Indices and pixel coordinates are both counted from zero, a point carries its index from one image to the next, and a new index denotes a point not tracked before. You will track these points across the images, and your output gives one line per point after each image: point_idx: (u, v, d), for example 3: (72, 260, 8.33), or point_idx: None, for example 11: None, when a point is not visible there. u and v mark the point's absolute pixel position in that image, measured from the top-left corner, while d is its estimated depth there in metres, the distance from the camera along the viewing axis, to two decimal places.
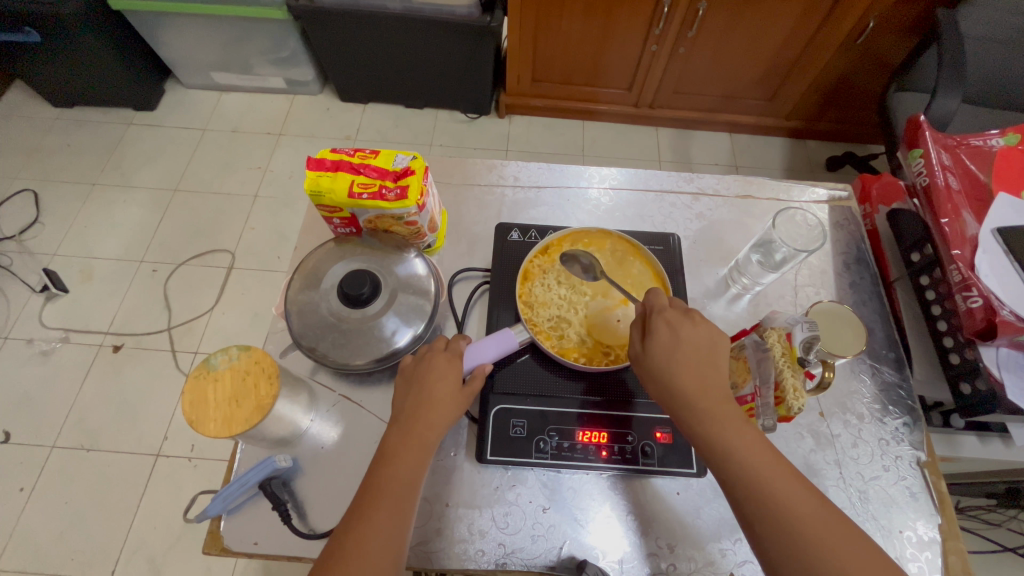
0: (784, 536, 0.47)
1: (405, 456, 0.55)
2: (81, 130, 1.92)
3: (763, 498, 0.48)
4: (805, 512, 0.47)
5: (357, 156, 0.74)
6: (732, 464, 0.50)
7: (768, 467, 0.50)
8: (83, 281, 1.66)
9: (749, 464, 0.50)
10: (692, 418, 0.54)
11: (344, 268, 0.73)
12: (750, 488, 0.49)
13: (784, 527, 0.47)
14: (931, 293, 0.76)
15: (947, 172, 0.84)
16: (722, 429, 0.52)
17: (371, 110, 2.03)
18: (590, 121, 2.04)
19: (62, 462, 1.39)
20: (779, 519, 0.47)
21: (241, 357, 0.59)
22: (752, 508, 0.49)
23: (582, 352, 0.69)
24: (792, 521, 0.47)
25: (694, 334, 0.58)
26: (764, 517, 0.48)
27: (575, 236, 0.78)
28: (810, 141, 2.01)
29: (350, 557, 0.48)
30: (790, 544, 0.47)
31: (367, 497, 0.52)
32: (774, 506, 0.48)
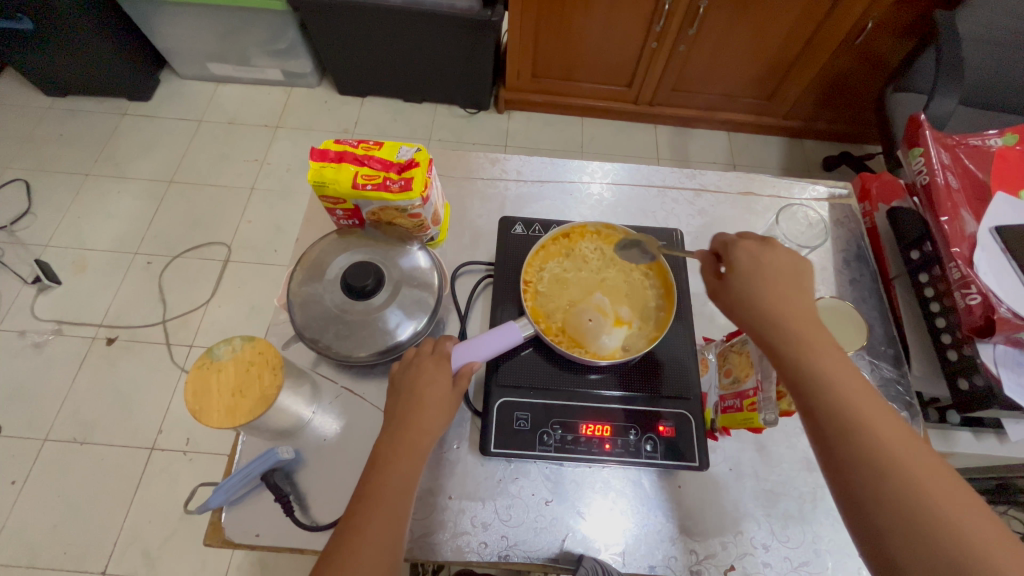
0: (875, 470, 0.43)
1: (409, 445, 0.54)
2: (74, 120, 1.89)
3: (860, 428, 0.45)
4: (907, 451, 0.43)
5: (361, 147, 0.74)
6: (826, 391, 0.47)
7: (868, 400, 0.47)
8: (76, 273, 1.64)
9: (847, 392, 0.47)
10: (785, 342, 0.51)
11: (347, 260, 0.73)
12: (848, 417, 0.46)
13: (877, 460, 0.43)
14: (931, 291, 0.77)
15: (946, 171, 0.84)
16: (818, 354, 0.50)
17: (369, 103, 2.02)
18: (589, 118, 2.04)
19: (56, 455, 1.38)
20: (872, 450, 0.44)
21: (245, 348, 0.59)
22: (842, 435, 0.45)
23: (548, 326, 0.70)
24: (887, 455, 0.43)
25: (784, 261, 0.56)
26: (854, 447, 0.45)
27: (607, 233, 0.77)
28: (807, 141, 2.02)
29: (355, 544, 0.48)
30: (880, 477, 0.43)
31: (370, 485, 0.52)
32: (869, 438, 0.45)
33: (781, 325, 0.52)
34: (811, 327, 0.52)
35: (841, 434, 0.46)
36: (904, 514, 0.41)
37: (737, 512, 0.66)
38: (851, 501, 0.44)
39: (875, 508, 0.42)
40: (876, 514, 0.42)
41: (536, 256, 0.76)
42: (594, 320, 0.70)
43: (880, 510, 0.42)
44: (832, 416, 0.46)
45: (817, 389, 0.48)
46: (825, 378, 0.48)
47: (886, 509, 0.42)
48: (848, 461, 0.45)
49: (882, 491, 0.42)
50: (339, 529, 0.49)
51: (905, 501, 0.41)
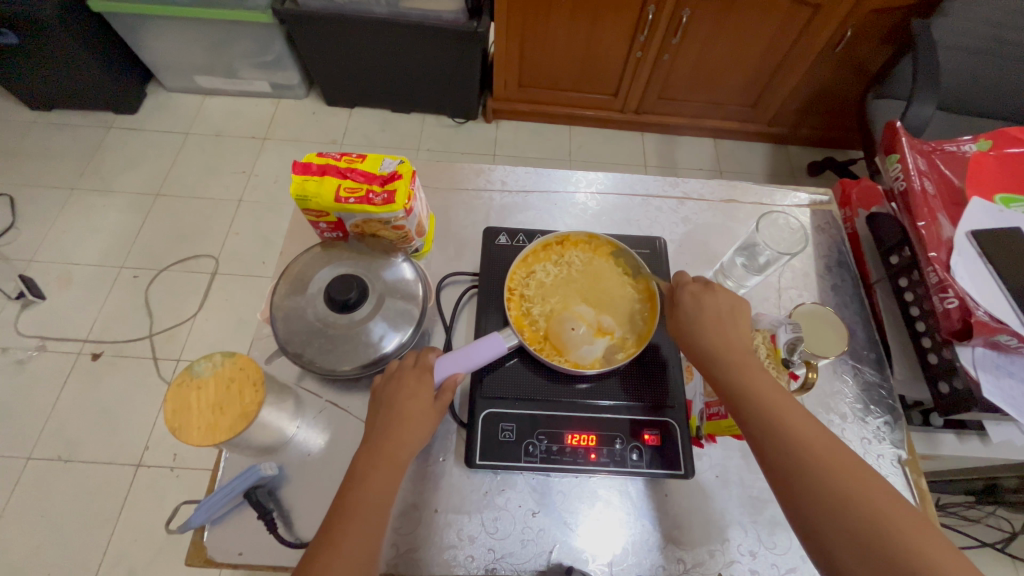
0: (829, 502, 0.48)
1: (391, 459, 0.54)
2: (59, 134, 1.88)
3: (809, 461, 0.50)
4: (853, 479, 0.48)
5: (344, 160, 0.74)
6: (775, 428, 0.52)
7: (812, 435, 0.52)
8: (61, 288, 1.62)
9: (794, 430, 0.52)
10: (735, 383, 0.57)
11: (330, 273, 0.73)
12: (795, 453, 0.51)
13: (829, 492, 0.48)
14: (910, 295, 0.79)
15: (923, 177, 0.86)
16: (765, 395, 0.55)
17: (358, 114, 2.03)
18: (576, 126, 2.06)
19: (39, 474, 1.36)
20: (824, 482, 0.49)
21: (225, 363, 0.58)
22: (797, 471, 0.50)
23: (529, 331, 0.71)
24: (837, 486, 0.48)
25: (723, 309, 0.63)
26: (808, 481, 0.49)
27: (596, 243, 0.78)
28: (792, 147, 2.05)
29: (332, 560, 0.48)
30: (833, 507, 0.47)
31: (351, 501, 0.51)
32: (817, 470, 0.49)
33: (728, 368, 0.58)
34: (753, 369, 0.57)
35: (795, 469, 0.50)
36: (860, 541, 0.45)
37: (723, 520, 0.66)
38: (812, 535, 0.48)
39: (836, 537, 0.46)
40: (836, 543, 0.46)
41: (523, 262, 0.76)
42: (577, 328, 0.70)
43: (840, 540, 0.46)
44: (786, 453, 0.51)
45: (767, 429, 0.53)
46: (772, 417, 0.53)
47: (844, 537, 0.46)
48: (805, 495, 0.49)
49: (838, 522, 0.47)
50: (316, 544, 0.49)
51: (857, 527, 0.46)
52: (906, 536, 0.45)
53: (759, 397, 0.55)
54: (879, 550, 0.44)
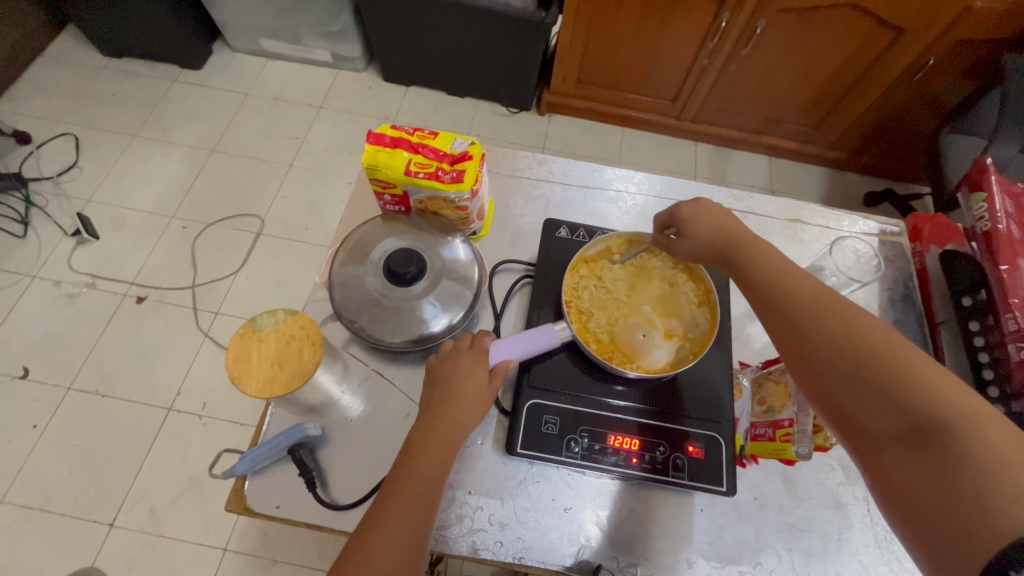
0: (827, 353, 0.50)
1: (439, 437, 0.54)
2: (126, 81, 1.94)
3: (806, 320, 0.53)
4: (848, 330, 0.50)
5: (416, 135, 0.74)
6: (777, 299, 0.56)
7: (810, 298, 0.54)
8: (114, 230, 1.68)
9: (791, 296, 0.55)
10: (739, 269, 0.62)
11: (392, 244, 0.73)
12: (795, 317, 0.54)
13: (826, 342, 0.51)
14: (980, 340, 0.74)
15: (1010, 220, 0.80)
16: (768, 273, 0.59)
17: (413, 93, 2.04)
18: (628, 128, 2.03)
19: (77, 404, 1.42)
20: (819, 338, 0.51)
21: (287, 321, 0.59)
22: (796, 332, 0.53)
23: (595, 339, 0.69)
24: (833, 336, 0.51)
25: (710, 210, 0.67)
26: (807, 337, 0.52)
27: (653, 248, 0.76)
28: (850, 174, 1.98)
29: (384, 528, 0.48)
30: (830, 357, 0.50)
31: (399, 476, 0.51)
32: (813, 325, 0.52)
33: (731, 249, 0.63)
34: (755, 247, 0.62)
35: (796, 330, 0.53)
36: (858, 381, 0.48)
37: (758, 543, 0.64)
38: (817, 389, 0.51)
39: (837, 384, 0.49)
40: (837, 389, 0.49)
41: (581, 262, 0.75)
42: (646, 335, 0.69)
43: (838, 383, 0.49)
44: (790, 319, 0.54)
45: (770, 302, 0.57)
46: (772, 291, 0.57)
47: (843, 381, 0.49)
48: (803, 342, 0.52)
49: (835, 370, 0.49)
50: (370, 511, 0.49)
51: (852, 369, 0.48)
52: (902, 369, 0.46)
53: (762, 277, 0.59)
54: (874, 390, 0.46)
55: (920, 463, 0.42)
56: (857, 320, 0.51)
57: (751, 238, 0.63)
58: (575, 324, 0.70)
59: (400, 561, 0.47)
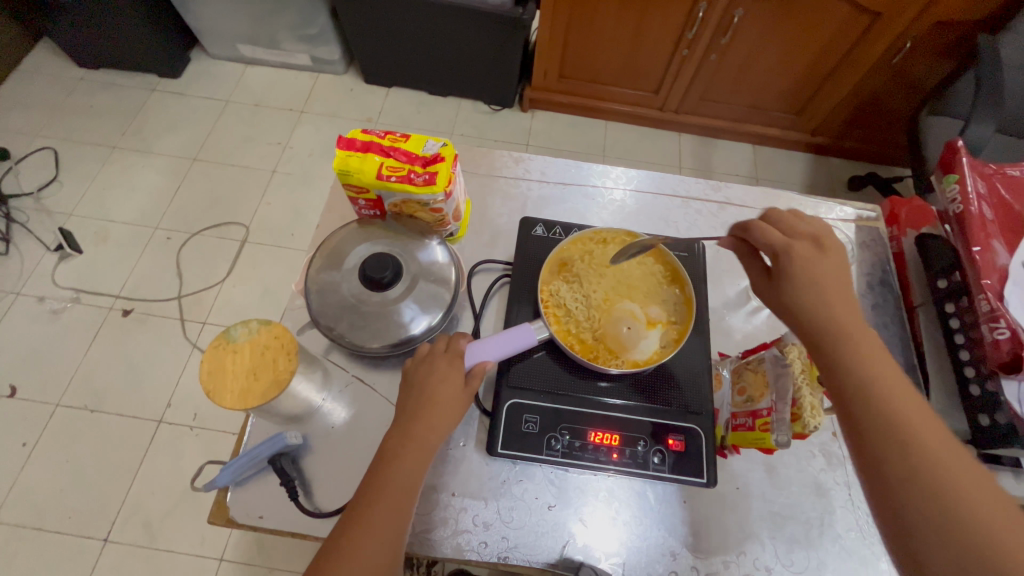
0: (903, 446, 0.43)
1: (415, 443, 0.54)
2: (104, 92, 1.92)
3: (882, 402, 0.45)
4: (930, 432, 0.43)
5: (388, 138, 0.74)
6: (846, 363, 0.48)
7: (886, 376, 0.47)
8: (98, 243, 1.66)
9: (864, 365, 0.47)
10: (804, 303, 0.52)
11: (368, 249, 0.73)
12: (871, 393, 0.46)
13: (901, 434, 0.43)
14: (955, 322, 0.76)
15: (981, 201, 0.81)
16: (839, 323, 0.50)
17: (394, 94, 2.03)
18: (612, 121, 2.03)
19: (66, 421, 1.41)
20: (896, 428, 0.44)
21: (261, 331, 0.59)
22: (856, 392, 0.46)
23: (578, 339, 0.69)
24: (912, 432, 0.43)
25: (791, 231, 0.56)
26: (878, 421, 0.44)
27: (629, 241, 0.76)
28: (834, 159, 1.99)
29: (359, 534, 0.48)
30: (907, 453, 0.42)
31: (375, 483, 0.51)
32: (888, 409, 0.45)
33: (792, 273, 0.53)
34: (820, 269, 0.52)
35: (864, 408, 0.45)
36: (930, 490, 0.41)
37: (741, 532, 0.65)
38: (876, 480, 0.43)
39: (906, 484, 0.41)
40: (902, 488, 0.42)
41: (560, 260, 0.75)
42: (631, 327, 0.69)
43: (907, 484, 0.41)
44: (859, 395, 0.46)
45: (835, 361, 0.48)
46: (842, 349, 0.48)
47: (915, 484, 0.41)
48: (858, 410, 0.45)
49: (908, 467, 0.42)
50: (345, 518, 0.49)
51: (931, 477, 0.41)
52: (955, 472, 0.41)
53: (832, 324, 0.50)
54: (948, 505, 0.40)
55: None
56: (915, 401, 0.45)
57: (823, 256, 0.53)
58: (552, 321, 0.70)
59: (376, 566, 0.48)
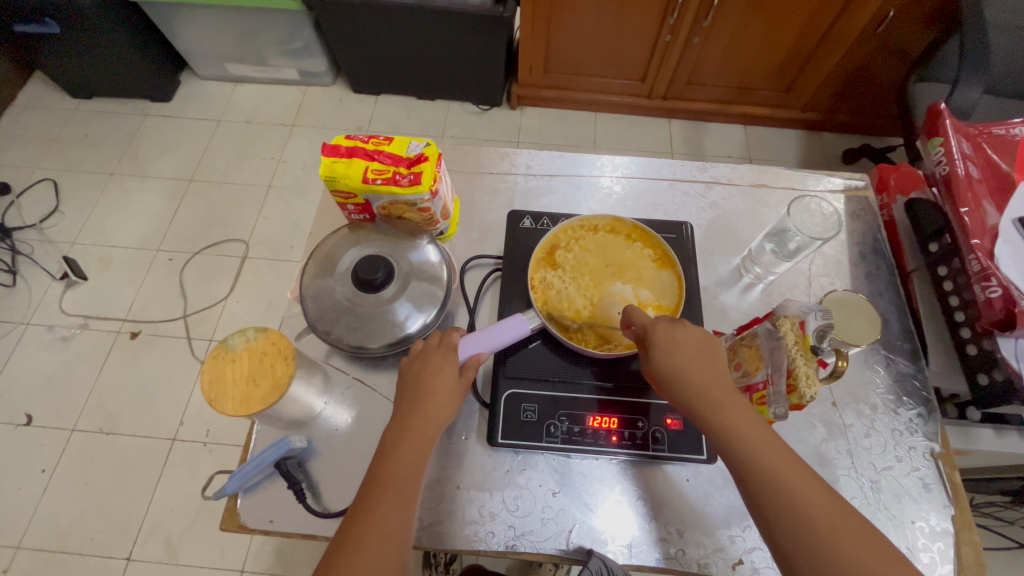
0: (757, 471, 0.50)
1: (414, 436, 0.55)
2: (98, 121, 1.95)
3: (751, 452, 0.50)
4: (779, 459, 0.50)
5: (372, 142, 0.75)
6: (717, 422, 0.53)
7: (749, 423, 0.52)
8: (102, 269, 1.69)
9: (732, 419, 0.52)
10: (672, 372, 0.56)
11: (358, 253, 0.74)
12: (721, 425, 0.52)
13: (755, 461, 0.50)
14: (949, 285, 0.75)
15: (967, 161, 0.81)
16: (702, 383, 0.55)
17: (383, 101, 2.04)
18: (601, 112, 2.03)
19: (83, 445, 1.43)
20: (749, 454, 0.50)
21: (258, 338, 0.60)
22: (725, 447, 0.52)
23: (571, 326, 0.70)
24: (762, 457, 0.50)
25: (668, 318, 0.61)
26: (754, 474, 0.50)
27: (619, 228, 0.77)
28: (826, 133, 1.98)
29: (365, 526, 0.49)
30: (765, 477, 0.49)
31: (376, 477, 0.52)
32: (760, 460, 0.50)
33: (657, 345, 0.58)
34: (683, 340, 0.58)
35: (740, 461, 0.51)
36: (802, 533, 0.47)
37: (745, 506, 0.65)
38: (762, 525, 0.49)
39: (781, 525, 0.48)
40: (782, 533, 0.48)
41: (550, 248, 0.76)
42: (619, 313, 0.70)
43: (773, 511, 0.48)
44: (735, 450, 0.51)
45: (705, 420, 0.54)
46: (712, 408, 0.53)
47: (788, 525, 0.47)
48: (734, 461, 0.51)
49: (778, 503, 0.48)
50: (352, 512, 0.50)
51: (801, 519, 0.47)
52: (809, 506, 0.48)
53: (689, 375, 0.55)
54: (796, 516, 0.47)
55: None
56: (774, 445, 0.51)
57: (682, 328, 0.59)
58: (544, 309, 0.71)
59: (385, 557, 0.48)
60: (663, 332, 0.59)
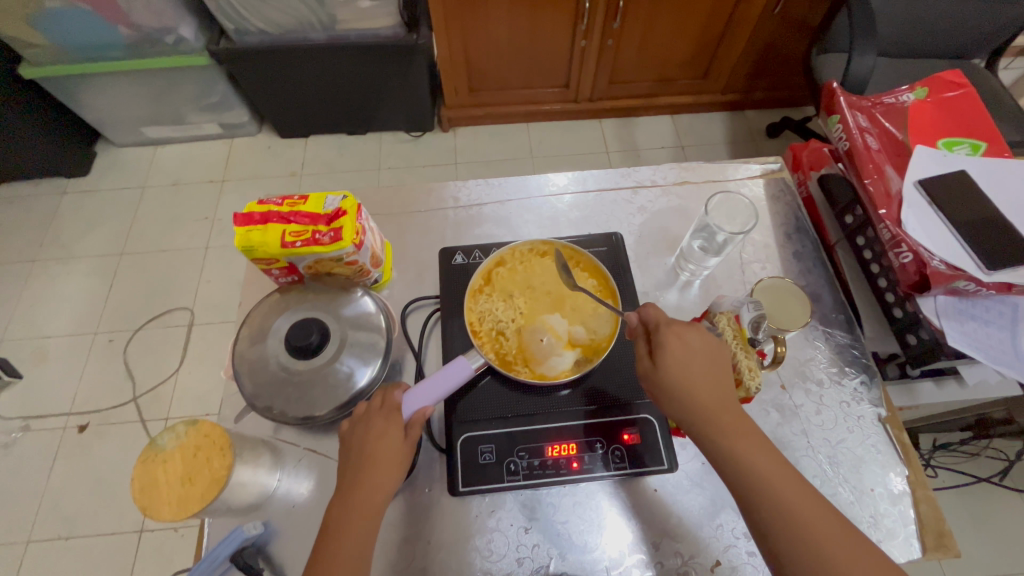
0: (752, 481, 0.52)
1: (358, 514, 0.53)
2: (11, 207, 1.84)
3: (744, 460, 0.52)
4: (773, 469, 0.52)
5: (286, 204, 0.73)
6: (720, 441, 0.54)
7: (753, 443, 0.54)
8: (37, 363, 1.58)
9: (737, 441, 0.53)
10: (681, 382, 0.56)
11: (288, 320, 0.71)
12: (719, 440, 0.54)
13: (748, 471, 0.52)
14: (869, 254, 0.79)
15: (864, 133, 0.86)
16: (706, 396, 0.55)
17: (313, 142, 2.00)
18: (534, 122, 2.05)
19: (41, 555, 1.33)
20: (744, 465, 0.52)
21: (189, 433, 0.57)
22: (723, 461, 0.53)
23: (506, 355, 0.70)
24: (755, 467, 0.52)
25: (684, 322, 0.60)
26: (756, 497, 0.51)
27: (556, 251, 0.77)
28: (748, 111, 2.06)
29: None
30: (759, 486, 0.51)
31: (320, 564, 0.51)
32: (763, 481, 0.51)
33: (667, 351, 0.57)
34: (694, 345, 0.58)
35: (745, 486, 0.52)
36: (806, 550, 0.48)
37: (714, 505, 0.66)
38: (757, 532, 0.52)
39: (774, 533, 0.50)
40: (775, 538, 0.50)
41: (486, 278, 0.75)
42: (547, 340, 0.69)
43: (767, 519, 0.51)
44: (738, 474, 0.52)
45: (700, 429, 0.55)
46: (718, 429, 0.54)
47: (778, 531, 0.50)
48: (730, 472, 0.53)
49: (771, 509, 0.50)
50: None
51: (790, 524, 0.50)
52: (800, 513, 0.50)
53: (693, 387, 0.56)
54: (788, 522, 0.50)
55: None
56: (769, 457, 0.53)
57: (694, 335, 0.58)
58: (480, 342, 0.70)
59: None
60: (675, 337, 0.58)
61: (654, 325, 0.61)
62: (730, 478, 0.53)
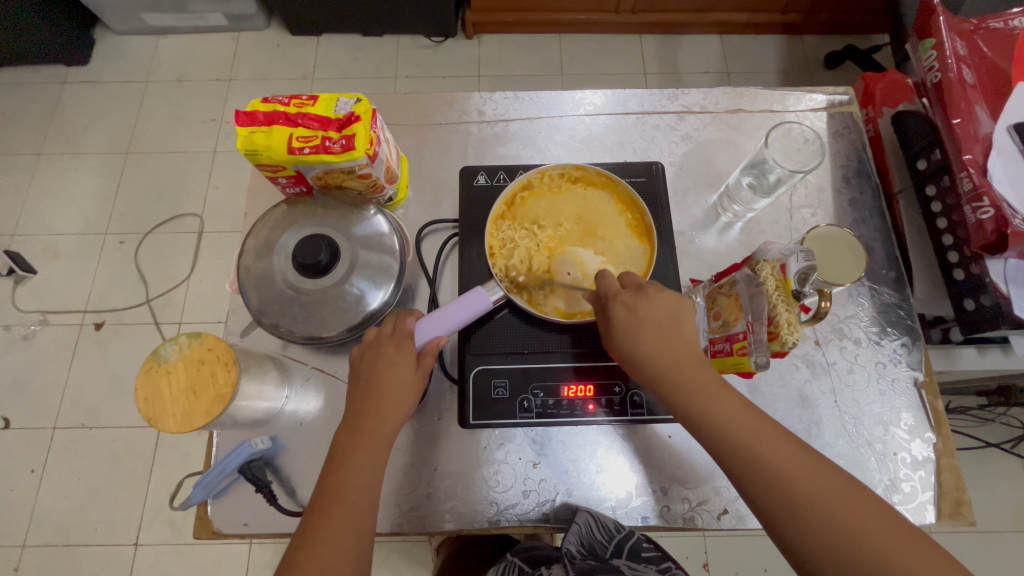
0: (721, 436, 0.49)
1: (366, 442, 0.51)
2: (11, 94, 1.75)
3: (711, 415, 0.49)
4: (743, 421, 0.49)
5: (293, 104, 0.65)
6: (685, 399, 0.51)
7: (723, 401, 0.50)
8: (50, 260, 1.58)
9: (700, 394, 0.50)
10: (637, 347, 0.54)
11: (295, 236, 0.67)
12: (684, 399, 0.51)
13: (715, 428, 0.49)
14: (938, 205, 0.72)
15: (961, 64, 0.73)
16: (668, 358, 0.52)
17: (326, 43, 1.84)
18: (567, 34, 1.85)
19: (68, 441, 1.41)
20: (710, 420, 0.49)
21: (192, 345, 0.55)
22: (689, 420, 0.51)
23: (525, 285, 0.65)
24: (723, 423, 0.49)
25: (636, 286, 0.56)
26: (751, 474, 0.47)
27: (590, 178, 0.70)
28: (808, 36, 1.84)
29: (318, 542, 0.47)
30: (729, 442, 0.48)
31: (330, 488, 0.49)
32: (742, 443, 0.48)
33: (619, 326, 0.55)
34: (646, 311, 0.54)
35: (721, 449, 0.49)
36: (787, 499, 0.45)
37: None
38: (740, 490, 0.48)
39: (755, 488, 0.47)
40: (757, 495, 0.46)
41: (508, 204, 0.69)
42: (572, 275, 0.64)
43: (744, 473, 0.47)
44: (706, 430, 0.49)
45: (666, 392, 0.52)
46: (684, 389, 0.51)
47: (761, 485, 0.46)
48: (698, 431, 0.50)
49: (749, 465, 0.47)
50: (300, 529, 0.47)
51: (768, 475, 0.46)
52: (774, 462, 0.47)
53: (651, 354, 0.53)
54: (768, 473, 0.46)
55: (814, 551, 0.43)
56: (735, 408, 0.50)
57: (644, 304, 0.55)
58: (499, 273, 0.65)
59: (341, 569, 0.46)
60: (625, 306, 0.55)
61: (603, 295, 0.57)
62: (701, 439, 0.50)
